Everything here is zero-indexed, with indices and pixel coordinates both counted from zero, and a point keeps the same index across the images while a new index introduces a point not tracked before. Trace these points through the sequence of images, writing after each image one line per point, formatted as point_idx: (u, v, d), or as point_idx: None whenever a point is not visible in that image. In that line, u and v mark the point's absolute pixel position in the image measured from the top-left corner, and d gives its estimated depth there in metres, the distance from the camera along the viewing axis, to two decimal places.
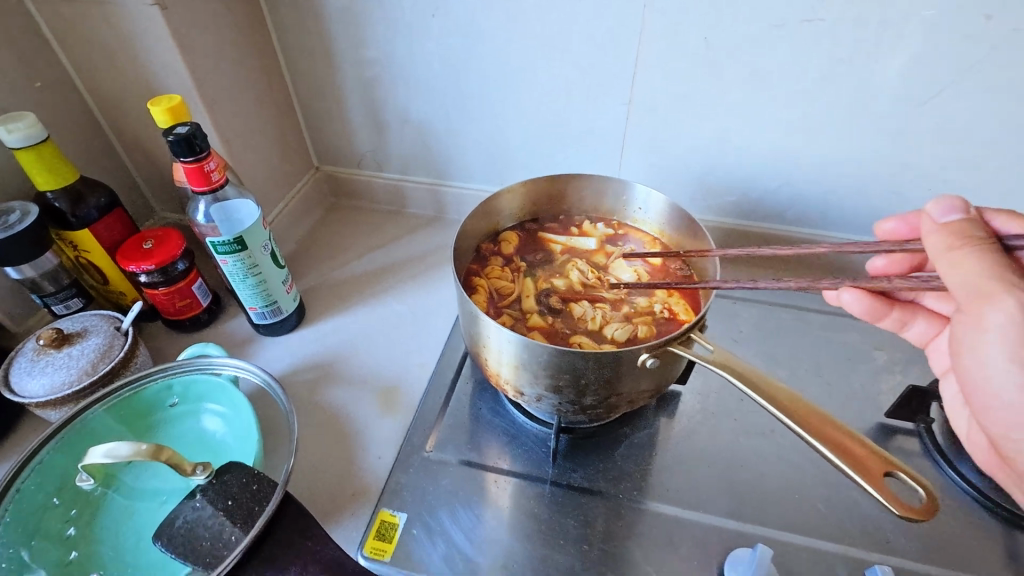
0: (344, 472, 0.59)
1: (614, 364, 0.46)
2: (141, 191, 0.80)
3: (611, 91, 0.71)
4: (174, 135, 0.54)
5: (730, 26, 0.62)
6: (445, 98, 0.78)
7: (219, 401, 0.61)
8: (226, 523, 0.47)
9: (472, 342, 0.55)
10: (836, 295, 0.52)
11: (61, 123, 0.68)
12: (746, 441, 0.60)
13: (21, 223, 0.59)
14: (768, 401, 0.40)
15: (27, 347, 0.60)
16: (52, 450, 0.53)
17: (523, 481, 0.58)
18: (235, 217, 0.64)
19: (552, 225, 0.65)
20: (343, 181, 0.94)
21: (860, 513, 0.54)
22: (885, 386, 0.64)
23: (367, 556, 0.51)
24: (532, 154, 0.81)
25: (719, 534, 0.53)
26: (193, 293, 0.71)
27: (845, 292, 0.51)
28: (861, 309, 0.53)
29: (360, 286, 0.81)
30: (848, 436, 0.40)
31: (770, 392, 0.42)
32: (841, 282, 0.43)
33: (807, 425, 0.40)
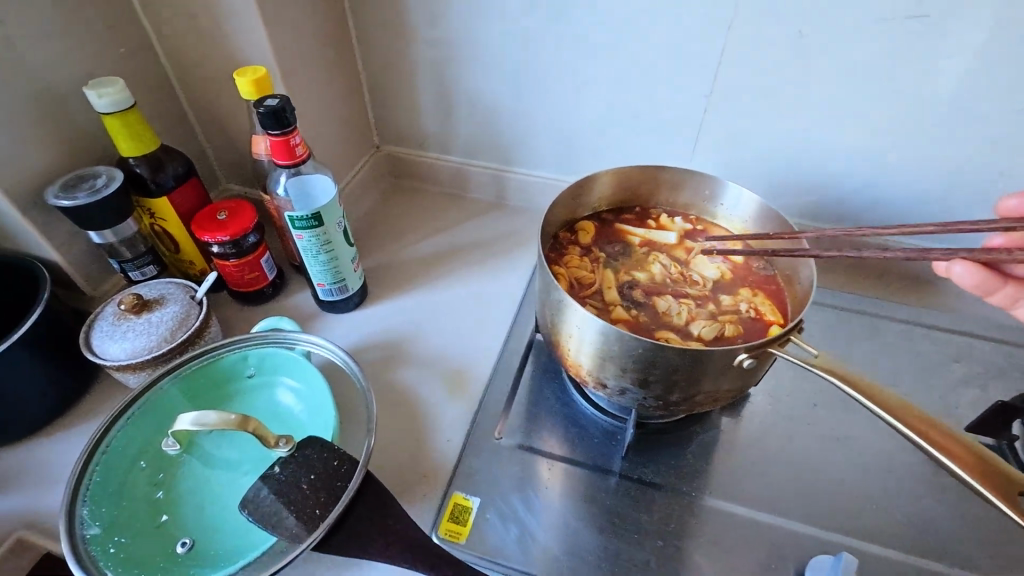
0: (413, 453, 0.59)
1: (708, 364, 0.45)
2: (209, 162, 0.81)
3: (694, 81, 0.69)
4: (265, 107, 0.54)
5: (831, 18, 0.60)
6: (519, 82, 0.77)
7: (293, 375, 0.61)
8: (308, 495, 0.48)
9: (552, 331, 0.54)
10: (944, 266, 0.51)
11: (142, 90, 0.69)
12: (820, 447, 0.59)
13: (107, 188, 0.59)
14: (884, 410, 0.40)
15: (107, 311, 0.61)
16: (137, 413, 0.55)
17: (592, 472, 0.58)
18: (311, 192, 0.63)
19: (630, 217, 0.64)
20: (403, 162, 0.93)
21: (939, 527, 0.54)
22: (963, 400, 0.62)
23: (442, 537, 0.52)
24: (602, 143, 0.80)
25: (794, 539, 0.53)
26: (261, 266, 0.71)
27: (955, 265, 0.50)
28: (973, 283, 0.51)
29: (421, 267, 0.82)
30: (978, 448, 0.39)
31: (890, 402, 0.40)
32: (954, 253, 0.42)
33: (930, 436, 0.38)
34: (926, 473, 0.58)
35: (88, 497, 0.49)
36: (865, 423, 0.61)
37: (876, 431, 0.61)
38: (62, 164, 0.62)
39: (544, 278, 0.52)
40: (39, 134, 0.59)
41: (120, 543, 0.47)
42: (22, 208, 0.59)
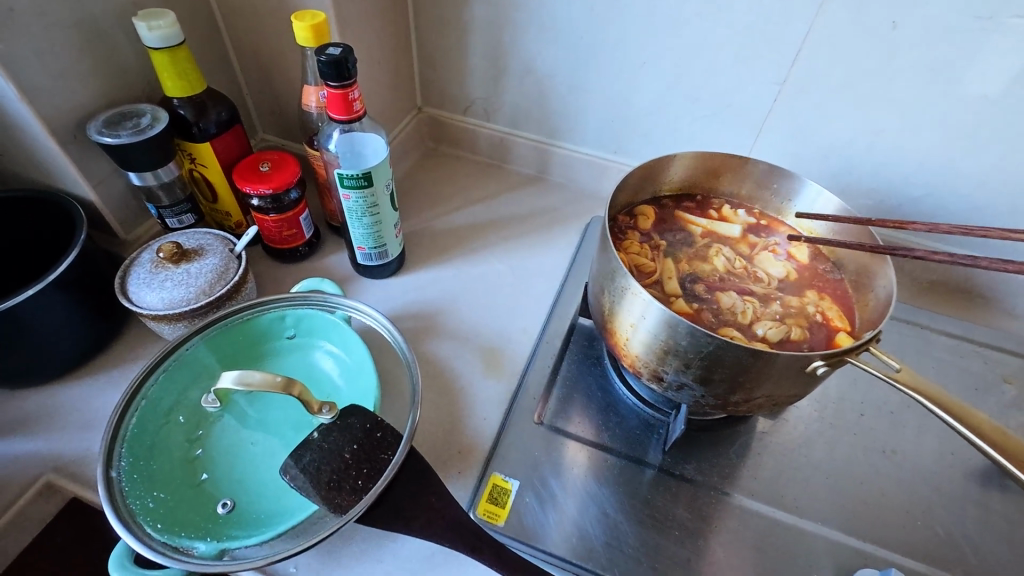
0: (450, 429, 0.58)
1: (780, 368, 0.43)
2: (248, 110, 0.77)
3: (767, 67, 0.66)
4: (326, 55, 0.51)
5: (928, 11, 0.56)
6: (579, 51, 0.73)
7: (333, 339, 0.59)
8: (351, 466, 0.47)
9: (608, 318, 0.52)
10: None
11: (189, 27, 0.65)
12: (865, 458, 0.58)
13: (152, 128, 0.56)
14: (933, 404, 0.39)
15: (144, 258, 0.58)
16: (170, 368, 0.53)
17: (631, 463, 0.56)
18: (361, 151, 0.61)
19: (691, 205, 0.62)
20: (445, 127, 0.90)
21: (984, 551, 0.53)
22: (1013, 423, 0.61)
23: (481, 518, 0.51)
24: (658, 123, 0.76)
25: (836, 549, 0.52)
26: (299, 223, 0.69)
27: None
28: None
29: (459, 238, 0.79)
30: None
31: (948, 408, 0.39)
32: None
33: (981, 431, 0.37)
34: (973, 494, 0.56)
35: (124, 447, 0.47)
36: (912, 437, 0.60)
37: (923, 446, 0.59)
38: (104, 99, 0.59)
39: (607, 262, 0.50)
40: (82, 64, 0.56)
41: (158, 499, 0.46)
42: (63, 142, 0.56)
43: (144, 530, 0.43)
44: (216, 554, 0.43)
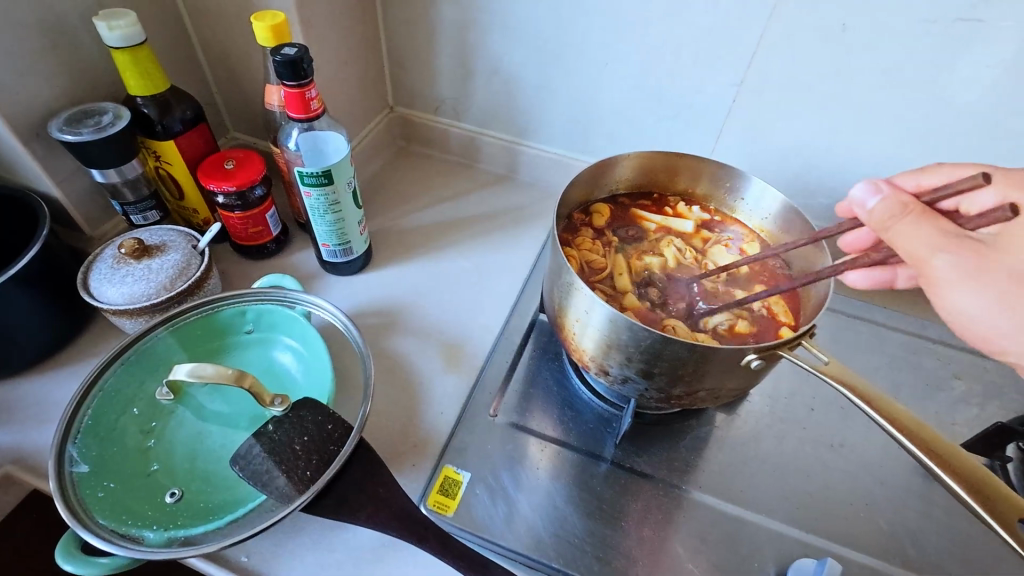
0: (407, 423, 0.59)
1: (717, 363, 0.44)
2: (218, 108, 0.78)
3: (725, 69, 0.67)
4: (281, 55, 0.52)
5: (876, 14, 0.57)
6: (543, 51, 0.74)
7: (293, 335, 0.60)
8: (299, 457, 0.48)
9: (558, 313, 0.53)
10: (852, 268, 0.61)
11: (155, 27, 0.66)
12: (812, 451, 0.59)
13: (113, 126, 0.57)
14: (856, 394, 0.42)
15: (107, 253, 0.59)
16: (126, 363, 0.54)
17: (584, 456, 0.57)
18: (323, 150, 0.62)
19: (647, 202, 0.63)
20: (416, 126, 0.91)
21: (924, 541, 0.54)
22: (960, 417, 0.62)
23: (431, 508, 0.52)
24: (622, 124, 0.78)
25: (778, 540, 0.53)
26: (265, 221, 0.70)
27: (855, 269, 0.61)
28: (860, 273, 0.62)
29: (426, 236, 0.80)
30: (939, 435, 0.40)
31: (870, 395, 0.41)
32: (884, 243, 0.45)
33: (889, 412, 0.40)
34: (917, 486, 0.57)
35: (78, 439, 0.49)
36: (861, 432, 0.61)
37: (870, 441, 0.60)
38: (68, 98, 0.60)
39: (555, 260, 0.51)
40: (45, 63, 0.57)
41: (108, 489, 0.47)
42: (25, 139, 0.57)
43: (92, 519, 0.44)
44: (163, 542, 0.44)
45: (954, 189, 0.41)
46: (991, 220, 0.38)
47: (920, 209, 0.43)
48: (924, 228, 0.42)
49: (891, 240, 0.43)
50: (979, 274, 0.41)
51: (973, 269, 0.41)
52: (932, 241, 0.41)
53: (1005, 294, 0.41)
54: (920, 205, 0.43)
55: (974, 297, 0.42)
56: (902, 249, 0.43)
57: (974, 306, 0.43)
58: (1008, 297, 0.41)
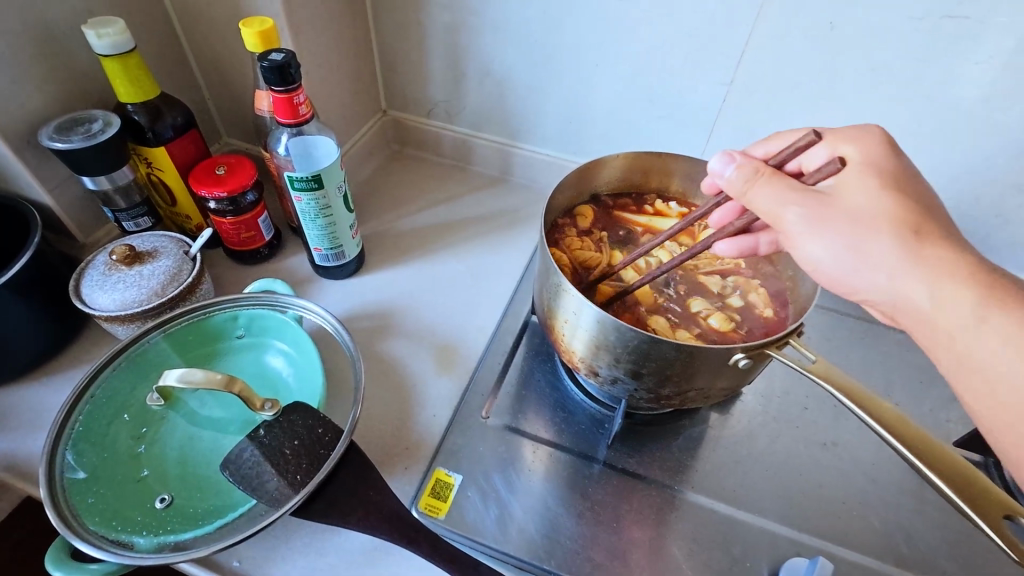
0: (400, 425, 0.59)
1: (705, 363, 0.44)
2: (210, 114, 0.79)
3: (714, 68, 0.67)
4: (269, 61, 0.52)
5: (863, 12, 0.57)
6: (533, 53, 0.74)
7: (285, 339, 0.60)
8: (290, 461, 0.48)
9: (547, 314, 0.53)
10: None
11: (146, 35, 0.66)
12: (806, 450, 0.59)
13: (104, 133, 0.57)
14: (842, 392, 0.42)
15: (99, 260, 0.59)
16: (116, 369, 0.54)
17: (576, 457, 0.57)
18: (313, 154, 0.62)
19: (631, 202, 0.64)
20: (409, 129, 0.91)
21: (917, 540, 0.54)
22: (955, 414, 0.62)
23: (423, 511, 0.53)
24: (614, 124, 0.78)
25: (770, 540, 0.53)
26: (258, 226, 0.70)
27: None
28: None
29: (420, 239, 0.80)
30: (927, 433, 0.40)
31: (856, 395, 0.41)
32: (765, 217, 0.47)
33: (873, 410, 0.41)
34: (911, 484, 0.57)
35: (69, 445, 0.49)
36: (855, 430, 0.61)
37: (863, 439, 0.60)
38: (58, 105, 0.60)
39: (544, 262, 0.51)
40: (36, 72, 0.57)
41: (99, 495, 0.47)
42: (16, 147, 0.57)
43: (82, 525, 0.44)
44: (154, 547, 0.44)
45: (792, 151, 0.44)
46: (829, 172, 0.42)
47: (770, 171, 0.44)
48: (768, 188, 0.43)
49: (750, 203, 0.44)
50: (825, 222, 0.41)
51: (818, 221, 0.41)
52: (772, 196, 0.43)
53: (845, 236, 0.41)
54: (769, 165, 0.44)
55: (823, 244, 0.41)
56: (761, 212, 0.44)
57: (825, 256, 0.41)
58: (856, 242, 0.40)
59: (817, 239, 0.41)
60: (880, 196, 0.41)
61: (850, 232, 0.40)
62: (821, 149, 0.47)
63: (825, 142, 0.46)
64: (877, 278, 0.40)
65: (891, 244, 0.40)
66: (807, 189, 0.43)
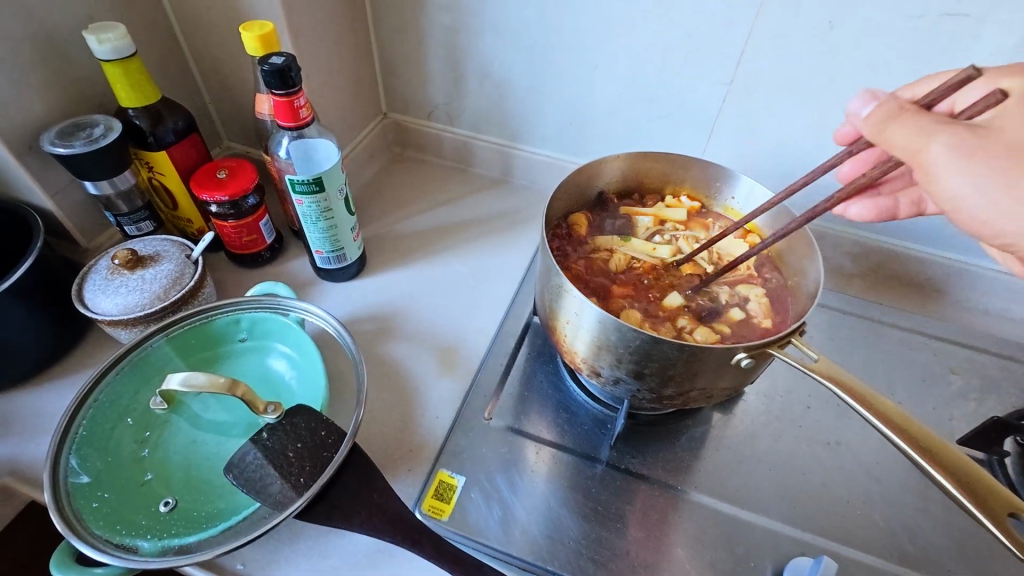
0: (402, 427, 0.59)
1: (707, 363, 0.44)
2: (211, 118, 0.79)
3: (714, 69, 0.67)
4: (269, 65, 0.52)
5: (862, 11, 0.57)
6: (533, 55, 0.74)
7: (288, 342, 0.60)
8: (293, 464, 0.48)
9: (548, 315, 0.53)
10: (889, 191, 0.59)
11: (147, 40, 0.67)
12: (809, 449, 0.59)
13: (105, 138, 0.57)
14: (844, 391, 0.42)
15: (101, 265, 0.60)
16: (119, 374, 0.54)
17: (579, 458, 0.57)
18: (314, 157, 0.62)
19: (633, 201, 0.64)
20: (410, 132, 0.91)
21: (922, 538, 0.54)
22: (958, 412, 0.62)
23: (426, 513, 0.53)
24: (614, 125, 0.78)
25: (773, 539, 0.53)
26: (259, 229, 0.70)
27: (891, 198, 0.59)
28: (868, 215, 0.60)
29: (421, 241, 0.80)
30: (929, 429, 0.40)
31: (858, 393, 0.41)
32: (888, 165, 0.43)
33: (876, 407, 0.41)
34: (914, 483, 0.57)
35: (73, 449, 0.49)
36: (857, 429, 0.61)
37: (866, 438, 0.60)
38: (60, 112, 0.60)
39: (545, 263, 0.51)
40: (37, 78, 0.57)
41: (103, 499, 0.47)
42: (18, 153, 0.57)
43: (86, 530, 0.44)
44: (158, 551, 0.44)
45: (945, 89, 0.41)
46: (987, 106, 0.39)
47: (916, 109, 0.41)
48: (911, 121, 0.41)
49: (888, 144, 0.42)
50: (975, 155, 0.39)
51: (968, 154, 0.39)
52: (918, 131, 0.40)
53: (999, 172, 0.39)
54: (915, 105, 0.42)
55: (970, 181, 0.40)
56: (897, 151, 0.42)
57: (972, 191, 0.40)
58: (1011, 181, 0.39)
59: (966, 173, 0.40)
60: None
61: (1006, 170, 0.39)
62: (980, 87, 0.47)
63: (986, 79, 0.47)
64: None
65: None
66: (958, 124, 0.40)
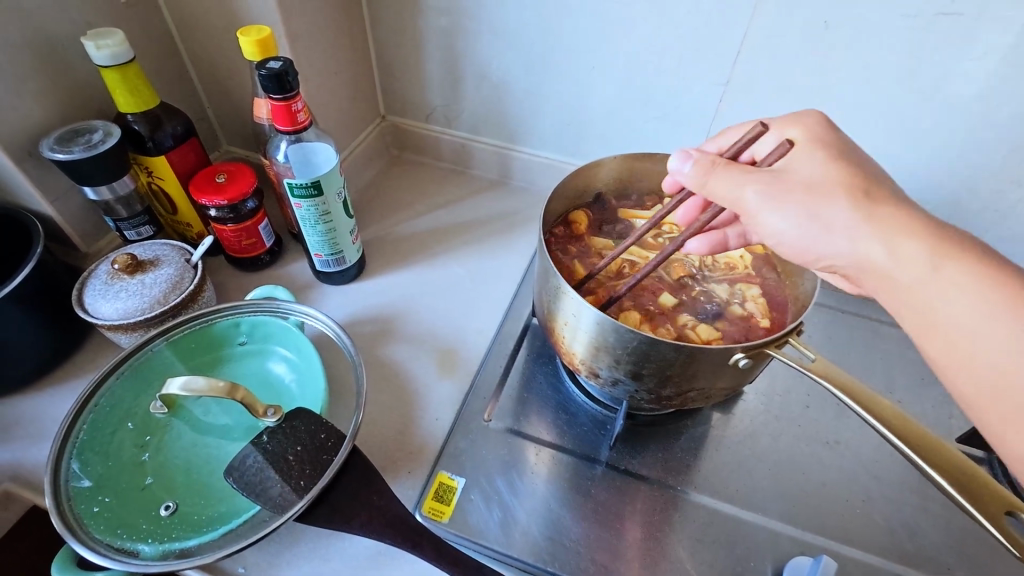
0: (403, 430, 0.59)
1: (705, 363, 0.44)
2: (210, 122, 0.79)
3: (710, 69, 0.68)
4: (267, 69, 0.52)
5: (857, 11, 0.58)
6: (529, 57, 0.75)
7: (288, 346, 0.61)
8: (293, 467, 0.48)
9: (547, 317, 0.53)
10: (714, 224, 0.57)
11: (145, 45, 0.67)
12: (808, 449, 0.59)
13: (104, 144, 0.57)
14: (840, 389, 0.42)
15: (101, 269, 0.60)
16: (120, 378, 0.54)
17: (578, 459, 0.58)
18: (312, 160, 0.62)
19: (631, 203, 0.65)
20: (408, 134, 0.92)
21: (921, 537, 0.54)
22: (957, 410, 0.62)
23: (426, 515, 0.53)
24: (612, 126, 0.78)
25: (773, 539, 0.53)
26: (259, 233, 0.70)
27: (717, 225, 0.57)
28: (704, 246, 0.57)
29: (420, 243, 0.81)
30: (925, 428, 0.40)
31: (853, 391, 0.42)
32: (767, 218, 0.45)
33: (871, 405, 0.41)
34: (913, 482, 0.57)
35: (74, 454, 0.49)
36: (856, 428, 0.61)
37: (865, 437, 0.60)
38: (59, 117, 0.61)
39: (543, 264, 0.51)
40: (36, 84, 0.58)
41: (104, 503, 0.47)
42: (18, 159, 0.57)
43: (88, 534, 0.44)
44: (159, 555, 0.44)
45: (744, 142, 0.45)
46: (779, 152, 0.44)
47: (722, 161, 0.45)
48: (726, 170, 0.44)
49: (710, 192, 0.45)
50: (783, 195, 0.42)
51: (775, 193, 0.42)
52: (737, 176, 0.44)
53: (802, 206, 0.42)
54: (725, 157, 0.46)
55: (782, 217, 0.42)
56: (722, 201, 0.45)
57: (786, 228, 0.43)
58: (813, 212, 0.42)
59: (778, 211, 0.42)
60: (823, 168, 0.43)
61: (804, 203, 0.42)
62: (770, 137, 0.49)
63: (772, 130, 0.48)
64: (839, 241, 0.41)
65: (847, 208, 0.41)
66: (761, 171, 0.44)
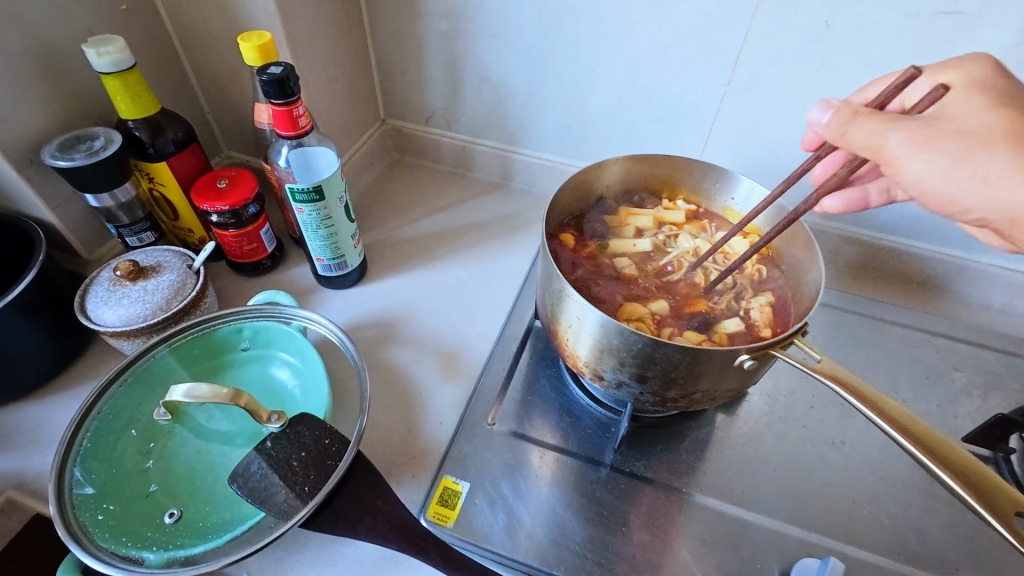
0: (406, 434, 0.59)
1: (710, 365, 0.44)
2: (211, 127, 0.79)
3: (711, 70, 0.68)
4: (268, 74, 0.52)
5: (859, 11, 0.58)
6: (531, 58, 0.75)
7: (290, 351, 0.60)
8: (297, 473, 0.48)
9: (550, 319, 0.53)
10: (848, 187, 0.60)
11: (145, 51, 0.67)
12: (813, 449, 0.59)
13: (105, 150, 0.57)
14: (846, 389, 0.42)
15: (103, 276, 0.60)
16: (123, 385, 0.54)
17: (583, 462, 0.57)
18: (314, 166, 0.62)
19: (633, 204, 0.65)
20: (408, 138, 0.92)
21: (929, 537, 0.53)
22: (962, 409, 0.62)
23: (430, 520, 0.52)
24: (614, 128, 0.78)
25: (779, 540, 0.53)
26: (260, 238, 0.70)
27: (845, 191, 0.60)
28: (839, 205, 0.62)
29: (422, 246, 0.81)
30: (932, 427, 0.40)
31: (859, 390, 0.41)
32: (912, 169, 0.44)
33: (878, 405, 0.41)
34: (919, 482, 0.57)
35: (77, 462, 0.49)
36: (861, 428, 0.61)
37: (870, 437, 0.60)
38: (59, 125, 0.60)
39: (546, 267, 0.51)
40: (36, 92, 0.57)
41: (107, 511, 0.47)
42: (19, 167, 0.57)
43: (91, 543, 0.44)
44: (163, 563, 0.44)
45: (892, 89, 0.43)
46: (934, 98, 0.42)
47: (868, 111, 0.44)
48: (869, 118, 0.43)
49: (849, 141, 0.44)
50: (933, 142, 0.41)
51: (927, 140, 0.41)
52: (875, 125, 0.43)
53: (951, 154, 0.41)
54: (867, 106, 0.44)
55: (929, 164, 0.42)
56: (862, 150, 0.44)
57: (932, 174, 0.42)
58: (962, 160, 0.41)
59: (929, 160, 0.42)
60: (988, 114, 0.42)
61: (957, 150, 0.41)
62: (924, 82, 0.49)
63: (926, 76, 0.48)
64: (984, 185, 0.41)
65: (1000, 158, 0.40)
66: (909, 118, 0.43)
